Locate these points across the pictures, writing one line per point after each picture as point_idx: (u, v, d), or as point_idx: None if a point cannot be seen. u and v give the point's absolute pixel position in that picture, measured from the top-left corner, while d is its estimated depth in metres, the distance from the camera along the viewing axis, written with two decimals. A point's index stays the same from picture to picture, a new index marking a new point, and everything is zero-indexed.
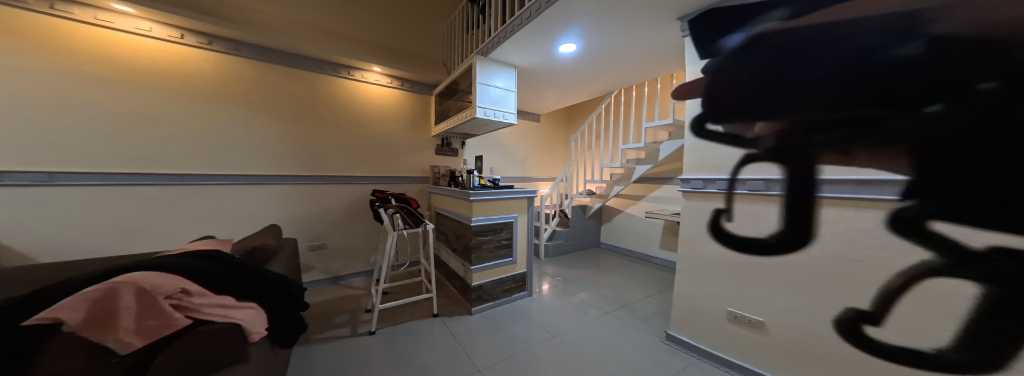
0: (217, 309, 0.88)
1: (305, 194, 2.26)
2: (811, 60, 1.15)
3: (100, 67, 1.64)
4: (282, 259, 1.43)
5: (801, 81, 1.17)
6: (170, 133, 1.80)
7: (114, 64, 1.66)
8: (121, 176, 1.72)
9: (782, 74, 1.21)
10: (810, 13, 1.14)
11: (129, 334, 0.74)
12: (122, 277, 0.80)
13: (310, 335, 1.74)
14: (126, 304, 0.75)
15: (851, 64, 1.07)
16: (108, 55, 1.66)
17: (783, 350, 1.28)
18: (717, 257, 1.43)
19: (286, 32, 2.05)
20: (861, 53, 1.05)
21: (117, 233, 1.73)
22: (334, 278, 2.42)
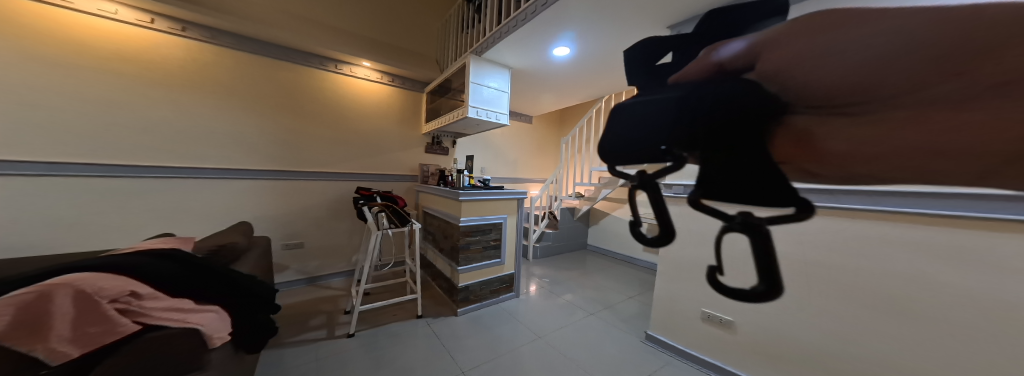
0: (171, 313, 0.81)
1: (285, 190, 2.18)
2: (696, 98, 1.04)
3: (58, 50, 1.53)
4: (249, 259, 1.36)
5: (659, 125, 1.14)
6: (135, 123, 1.70)
7: (73, 48, 1.55)
8: (76, 167, 1.60)
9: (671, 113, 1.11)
10: (767, 43, 0.90)
11: (64, 343, 0.69)
12: (57, 279, 0.73)
13: (283, 338, 1.67)
14: (60, 310, 0.69)
15: (711, 105, 0.99)
16: (68, 38, 1.55)
17: (753, 349, 1.30)
18: (692, 260, 1.43)
19: (270, 22, 1.97)
20: (730, 96, 0.96)
21: (73, 227, 1.62)
22: (311, 278, 2.34)
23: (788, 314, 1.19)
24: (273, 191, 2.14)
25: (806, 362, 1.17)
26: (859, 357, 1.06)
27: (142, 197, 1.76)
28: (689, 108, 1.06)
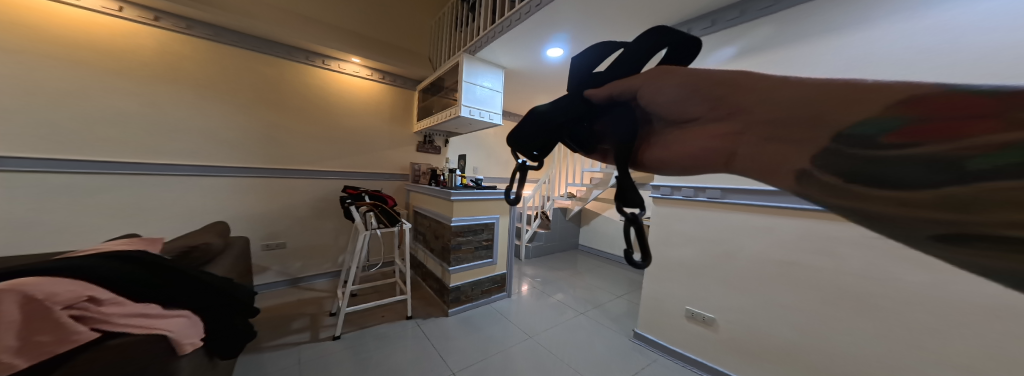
0: (134, 319, 0.78)
1: (266, 187, 2.11)
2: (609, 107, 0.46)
3: (15, 37, 1.44)
4: (222, 262, 1.29)
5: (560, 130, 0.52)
6: (99, 114, 1.61)
7: (32, 35, 1.46)
8: (38, 160, 1.52)
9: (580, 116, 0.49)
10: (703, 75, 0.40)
11: (8, 352, 0.63)
12: (9, 283, 0.69)
13: (262, 342, 1.60)
14: (8, 317, 0.65)
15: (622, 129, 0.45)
16: (25, 23, 1.46)
17: (736, 348, 1.32)
18: (680, 261, 1.45)
19: (252, 14, 1.89)
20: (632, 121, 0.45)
21: (29, 225, 1.52)
22: (293, 279, 2.27)
23: (772, 315, 1.21)
24: (253, 189, 2.07)
25: (788, 360, 1.19)
26: (840, 354, 1.08)
27: (109, 193, 1.67)
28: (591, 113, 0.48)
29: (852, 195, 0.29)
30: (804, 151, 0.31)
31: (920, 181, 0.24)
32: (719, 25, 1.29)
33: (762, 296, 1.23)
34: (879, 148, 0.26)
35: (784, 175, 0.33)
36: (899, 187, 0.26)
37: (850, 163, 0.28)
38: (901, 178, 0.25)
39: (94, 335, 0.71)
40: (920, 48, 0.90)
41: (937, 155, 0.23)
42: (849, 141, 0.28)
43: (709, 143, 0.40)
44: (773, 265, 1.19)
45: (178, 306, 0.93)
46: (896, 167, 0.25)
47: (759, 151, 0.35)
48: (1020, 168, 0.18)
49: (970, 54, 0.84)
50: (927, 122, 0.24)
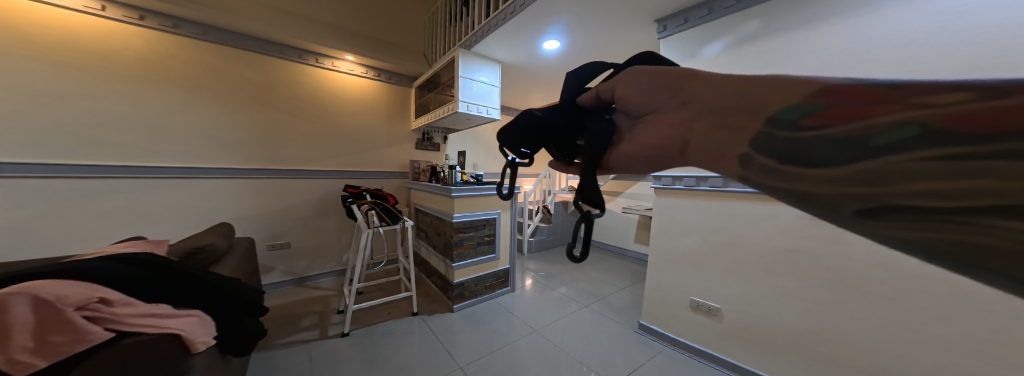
0: (147, 319, 0.78)
1: (265, 189, 2.10)
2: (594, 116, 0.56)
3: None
4: (228, 262, 1.31)
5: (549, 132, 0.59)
6: (89, 118, 1.58)
7: (14, 37, 1.44)
8: (35, 167, 1.51)
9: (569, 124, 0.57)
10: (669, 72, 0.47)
11: (26, 353, 0.65)
12: (17, 286, 0.68)
13: (272, 340, 1.62)
14: (20, 319, 0.65)
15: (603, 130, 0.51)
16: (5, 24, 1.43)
17: (739, 335, 1.33)
18: (682, 251, 1.45)
19: (240, 11, 1.85)
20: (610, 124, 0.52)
21: (29, 231, 1.52)
22: (298, 279, 2.28)
23: (775, 301, 1.21)
24: (252, 190, 2.06)
25: (790, 346, 1.20)
26: (842, 339, 1.09)
27: (107, 198, 1.65)
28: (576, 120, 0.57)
29: (792, 178, 0.33)
30: (745, 133, 0.37)
31: (839, 160, 0.30)
32: (716, 13, 1.26)
33: (763, 282, 1.23)
34: (804, 130, 0.32)
35: (730, 161, 0.38)
36: (825, 167, 0.31)
37: (781, 143, 0.34)
38: (823, 157, 0.31)
39: (108, 334, 0.72)
40: (922, 32, 0.87)
41: (846, 134, 0.29)
42: (780, 125, 0.34)
43: (670, 130, 0.46)
44: (774, 251, 1.20)
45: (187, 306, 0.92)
46: (818, 147, 0.31)
47: (712, 136, 0.41)
48: (921, 141, 0.25)
49: (975, 37, 0.81)
50: (834, 110, 0.31)
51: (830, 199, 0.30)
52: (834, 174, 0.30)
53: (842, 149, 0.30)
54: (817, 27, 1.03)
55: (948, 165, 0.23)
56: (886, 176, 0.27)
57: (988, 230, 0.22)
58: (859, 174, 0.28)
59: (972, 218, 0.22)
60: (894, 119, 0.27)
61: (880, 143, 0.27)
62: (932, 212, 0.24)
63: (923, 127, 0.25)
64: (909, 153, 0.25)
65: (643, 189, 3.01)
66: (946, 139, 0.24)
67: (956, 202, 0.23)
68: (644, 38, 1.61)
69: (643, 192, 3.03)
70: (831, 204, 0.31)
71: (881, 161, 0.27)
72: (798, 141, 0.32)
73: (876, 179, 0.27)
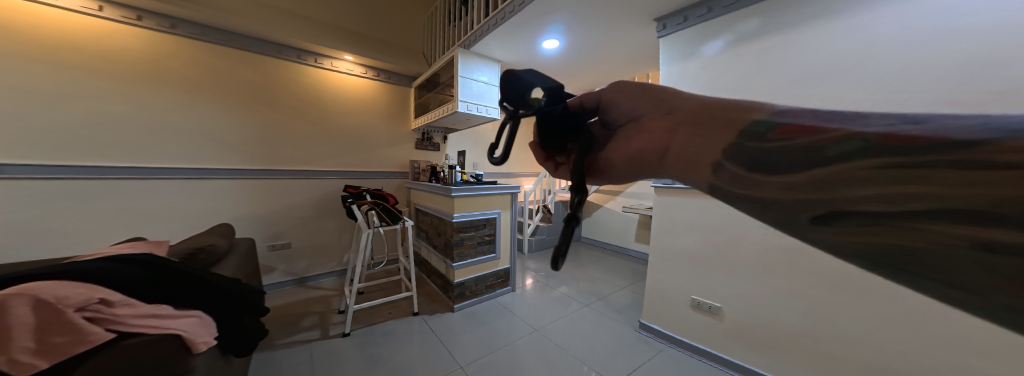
0: (147, 320, 0.77)
1: (264, 189, 2.09)
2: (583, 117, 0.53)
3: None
4: (228, 262, 1.31)
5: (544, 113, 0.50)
6: (87, 118, 1.58)
7: (9, 37, 1.43)
8: (35, 168, 1.51)
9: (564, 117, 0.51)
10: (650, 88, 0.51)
11: (27, 353, 0.65)
12: (16, 287, 0.68)
13: (274, 340, 1.62)
14: (20, 320, 0.65)
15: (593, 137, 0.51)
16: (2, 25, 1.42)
17: (740, 334, 1.33)
18: (683, 250, 1.45)
19: (238, 11, 1.85)
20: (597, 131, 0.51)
21: (28, 232, 1.51)
22: (299, 279, 2.27)
23: (776, 299, 1.21)
24: (251, 191, 2.05)
25: (791, 344, 1.20)
26: (842, 337, 1.09)
27: (106, 198, 1.65)
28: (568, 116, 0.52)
29: (757, 185, 0.37)
30: (719, 142, 0.41)
31: (799, 166, 0.34)
32: (715, 11, 1.25)
33: (764, 280, 1.23)
34: (768, 141, 0.37)
35: (703, 168, 0.42)
36: (784, 175, 0.35)
37: (749, 151, 0.38)
38: (783, 165, 0.35)
39: (109, 335, 0.72)
40: (923, 29, 0.86)
41: (806, 145, 0.34)
42: (749, 136, 0.39)
43: (652, 138, 0.49)
44: (774, 250, 1.19)
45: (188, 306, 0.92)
46: (777, 156, 0.36)
47: (689, 142, 0.45)
48: (862, 156, 0.30)
49: (975, 34, 0.80)
50: (788, 128, 0.37)
51: (789, 206, 0.35)
52: (793, 181, 0.35)
53: (799, 159, 0.34)
54: (817, 26, 1.03)
55: (890, 173, 0.28)
56: (836, 184, 0.31)
57: (926, 232, 0.26)
58: (815, 183, 0.33)
59: (910, 222, 0.27)
60: (837, 137, 0.33)
61: (831, 153, 0.32)
62: (881, 218, 0.28)
63: (865, 142, 0.31)
64: (856, 162, 0.30)
65: (643, 188, 3.01)
66: (877, 151, 0.30)
67: (898, 206, 0.27)
68: (644, 37, 1.61)
69: (643, 191, 3.03)
70: (787, 212, 0.35)
71: (834, 170, 0.31)
72: (764, 150, 0.37)
73: (824, 187, 0.32)
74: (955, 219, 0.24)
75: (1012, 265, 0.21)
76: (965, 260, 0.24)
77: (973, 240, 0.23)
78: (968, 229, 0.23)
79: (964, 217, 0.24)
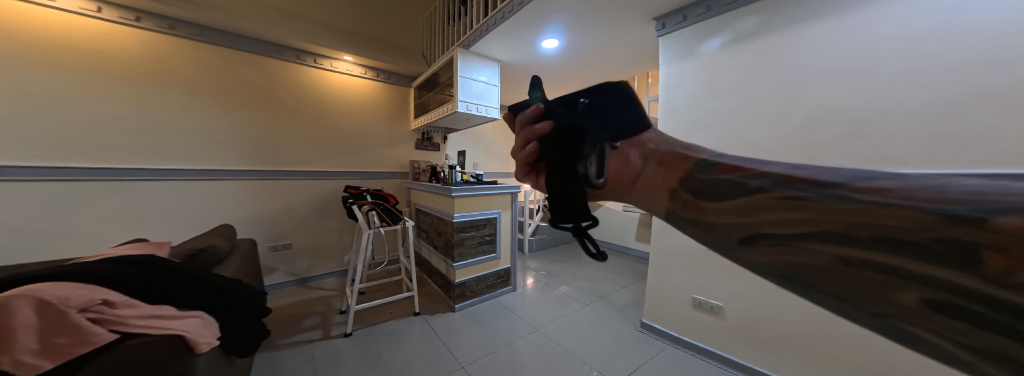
0: (149, 320, 0.77)
1: (264, 190, 2.09)
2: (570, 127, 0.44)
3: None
4: (230, 262, 1.31)
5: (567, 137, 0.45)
6: (87, 120, 1.58)
7: (7, 38, 1.43)
8: (37, 170, 1.52)
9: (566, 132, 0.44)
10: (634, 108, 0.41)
11: (31, 354, 0.65)
12: (18, 289, 0.69)
13: (276, 340, 1.63)
14: (25, 321, 0.65)
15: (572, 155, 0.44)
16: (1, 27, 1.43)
17: (740, 334, 1.32)
18: (683, 249, 1.38)
19: (236, 11, 1.85)
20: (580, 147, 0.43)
21: (31, 233, 1.52)
22: (300, 279, 2.28)
23: (777, 298, 1.21)
24: (250, 192, 2.04)
25: (793, 345, 1.19)
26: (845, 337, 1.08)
27: (107, 199, 1.65)
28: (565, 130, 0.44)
29: (698, 209, 0.34)
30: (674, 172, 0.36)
31: (724, 196, 0.31)
32: (715, 10, 1.14)
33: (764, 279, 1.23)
34: (710, 173, 0.33)
35: (660, 197, 0.38)
36: (715, 201, 0.32)
37: (698, 183, 0.34)
38: (717, 193, 0.32)
39: (113, 335, 0.72)
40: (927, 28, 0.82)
41: (737, 179, 0.31)
42: (698, 168, 0.35)
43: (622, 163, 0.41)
44: None
45: (190, 306, 0.92)
46: (715, 186, 0.32)
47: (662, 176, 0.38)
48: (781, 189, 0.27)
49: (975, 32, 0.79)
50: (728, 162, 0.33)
51: (715, 228, 0.33)
52: (719, 209, 0.32)
53: (731, 190, 0.31)
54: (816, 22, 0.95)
55: (787, 203, 0.27)
56: (753, 209, 0.29)
57: (813, 254, 0.25)
58: (738, 208, 0.30)
59: (805, 244, 0.25)
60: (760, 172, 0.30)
61: (745, 182, 0.30)
62: (782, 239, 0.27)
63: (770, 180, 0.28)
64: (770, 194, 0.28)
65: None
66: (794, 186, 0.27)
67: (791, 229, 0.26)
68: (644, 35, 1.58)
69: None
70: (717, 232, 0.33)
71: (751, 197, 0.29)
72: (704, 182, 0.34)
73: (748, 211, 0.30)
74: (840, 243, 0.23)
75: (882, 281, 0.22)
76: (841, 278, 0.24)
77: (848, 260, 0.23)
78: (850, 250, 0.23)
79: (839, 239, 0.23)
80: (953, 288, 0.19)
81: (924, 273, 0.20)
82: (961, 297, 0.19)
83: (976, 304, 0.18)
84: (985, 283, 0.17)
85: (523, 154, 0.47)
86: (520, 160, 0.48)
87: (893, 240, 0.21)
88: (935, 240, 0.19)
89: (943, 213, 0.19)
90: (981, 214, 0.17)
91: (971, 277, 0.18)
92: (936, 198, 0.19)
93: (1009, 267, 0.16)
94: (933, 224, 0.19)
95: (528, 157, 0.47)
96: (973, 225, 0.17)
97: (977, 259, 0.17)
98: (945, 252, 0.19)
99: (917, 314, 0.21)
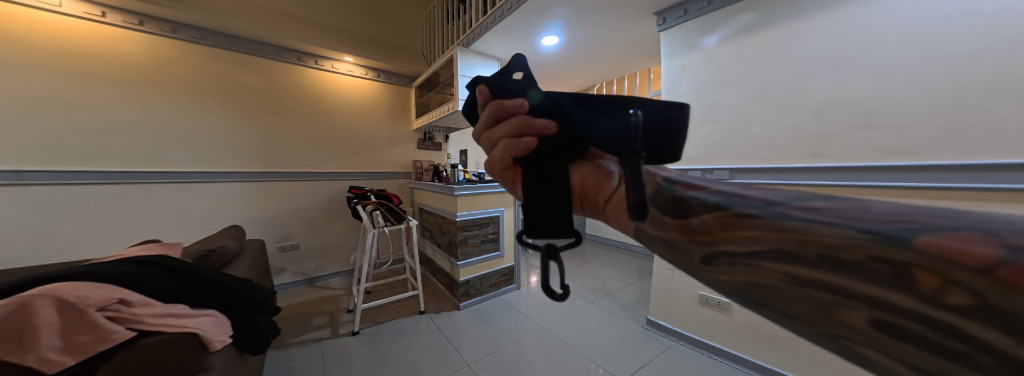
0: (165, 319, 0.79)
1: (271, 191, 2.11)
2: (567, 139, 0.33)
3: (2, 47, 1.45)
4: (240, 263, 1.33)
5: (563, 154, 0.33)
6: (98, 126, 1.61)
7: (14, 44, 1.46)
8: (47, 175, 1.54)
9: (560, 146, 0.33)
10: (665, 131, 0.30)
11: (54, 351, 0.67)
12: (38, 289, 0.70)
13: (287, 339, 1.65)
14: (46, 319, 0.67)
15: (559, 173, 0.33)
16: (8, 33, 1.45)
17: (747, 329, 1.32)
18: None
19: (239, 15, 1.86)
20: (580, 171, 0.34)
21: (45, 237, 1.55)
22: (309, 279, 2.31)
23: None
24: (258, 194, 2.07)
25: None
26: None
27: (117, 203, 1.68)
28: (564, 143, 0.33)
29: (662, 225, 0.28)
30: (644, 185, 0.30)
31: (688, 211, 0.26)
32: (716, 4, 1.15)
33: None
34: (673, 189, 0.28)
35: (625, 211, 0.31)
36: (679, 217, 0.27)
37: (667, 198, 0.28)
38: (683, 207, 0.27)
39: (130, 333, 0.73)
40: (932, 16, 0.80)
41: (697, 197, 0.27)
42: (665, 184, 0.29)
43: (597, 180, 0.34)
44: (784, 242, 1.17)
45: (203, 306, 0.93)
46: (682, 205, 0.27)
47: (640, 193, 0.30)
48: (731, 206, 0.25)
49: None
50: (687, 181, 0.29)
51: (679, 245, 0.26)
52: (683, 224, 0.26)
53: (694, 205, 0.26)
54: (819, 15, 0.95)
55: (741, 221, 0.23)
56: (710, 226, 0.25)
57: (764, 273, 0.22)
58: (701, 226, 0.25)
59: (759, 262, 0.22)
60: (718, 190, 0.26)
61: (702, 200, 0.26)
62: (741, 257, 0.23)
63: (725, 197, 0.25)
64: (732, 210, 0.24)
65: None
66: (741, 205, 0.24)
67: (745, 247, 0.23)
68: (646, 29, 1.53)
69: None
70: (680, 251, 0.26)
71: (712, 215, 0.25)
72: (676, 198, 0.27)
73: (709, 229, 0.25)
74: (791, 261, 0.20)
75: (826, 301, 0.18)
76: (792, 298, 0.20)
77: (800, 280, 0.20)
78: (799, 269, 0.20)
79: (787, 257, 0.20)
80: (896, 309, 0.15)
81: (864, 292, 0.17)
82: (903, 317, 0.15)
83: (918, 325, 0.15)
84: (922, 304, 0.15)
85: (514, 142, 0.34)
86: (505, 151, 0.35)
87: (834, 259, 0.18)
88: (871, 258, 0.17)
89: (871, 230, 0.18)
90: (903, 233, 0.17)
91: (908, 296, 0.15)
92: (860, 215, 0.19)
93: (935, 287, 0.14)
94: (861, 244, 0.17)
95: (516, 149, 0.34)
96: (896, 245, 0.16)
97: (907, 280, 0.15)
98: (884, 272, 0.16)
99: (866, 340, 0.17)
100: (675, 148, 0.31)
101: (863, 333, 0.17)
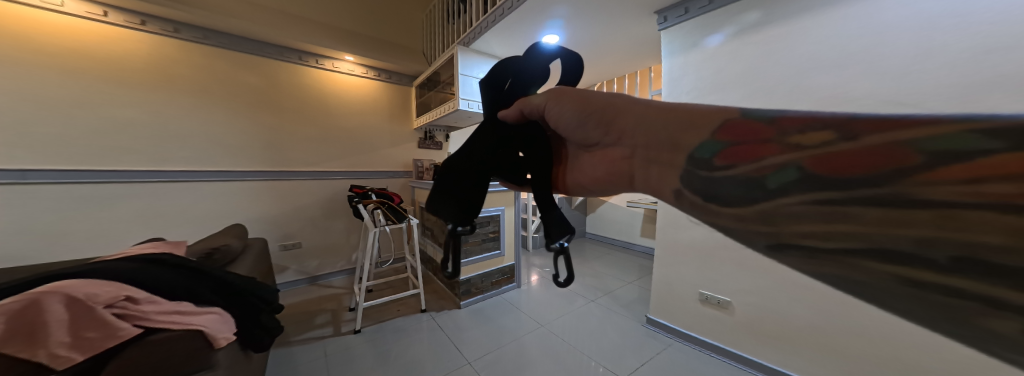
0: (170, 316, 0.79)
1: (272, 191, 2.12)
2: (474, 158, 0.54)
3: (4, 46, 1.45)
4: (244, 261, 1.34)
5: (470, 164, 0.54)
6: (105, 125, 1.63)
7: (20, 45, 1.47)
8: (53, 174, 1.55)
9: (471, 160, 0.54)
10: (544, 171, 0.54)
11: (63, 347, 0.68)
12: (45, 286, 0.71)
13: (289, 337, 1.66)
14: (56, 315, 0.68)
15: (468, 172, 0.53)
16: (12, 34, 1.46)
17: (747, 327, 1.32)
18: (690, 244, 1.41)
19: (237, 13, 1.85)
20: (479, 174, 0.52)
21: (53, 235, 1.57)
22: (311, 278, 2.32)
23: (784, 292, 1.19)
24: (260, 193, 2.07)
25: (807, 338, 1.17)
26: (863, 330, 1.05)
27: (122, 202, 1.70)
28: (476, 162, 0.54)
29: (712, 213, 0.32)
30: (673, 171, 0.36)
31: (739, 200, 0.29)
32: (716, 2, 1.16)
33: (765, 273, 1.22)
34: (715, 169, 0.31)
35: (667, 194, 0.38)
36: (732, 206, 0.30)
37: (704, 183, 0.32)
38: (731, 196, 0.30)
39: (137, 330, 0.74)
40: (936, 15, 0.79)
41: (749, 174, 0.29)
42: (698, 163, 0.33)
43: (615, 164, 0.47)
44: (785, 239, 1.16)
45: (207, 302, 0.92)
46: (728, 188, 0.30)
47: (648, 172, 0.41)
48: (798, 184, 0.25)
49: None
50: (737, 147, 0.31)
51: (735, 233, 0.29)
52: (736, 214, 0.29)
53: (743, 191, 0.29)
54: (817, 14, 0.96)
55: (824, 209, 0.24)
56: (780, 215, 0.26)
57: (860, 269, 0.22)
58: (759, 215, 0.28)
59: (848, 258, 0.22)
60: (781, 159, 0.28)
61: (758, 182, 0.28)
62: (820, 252, 0.24)
63: (800, 171, 0.26)
64: (792, 196, 0.26)
65: None
66: (819, 181, 0.25)
67: (833, 242, 0.23)
68: (647, 28, 1.51)
69: None
70: (740, 237, 0.29)
71: (771, 202, 0.27)
72: (712, 181, 0.31)
73: (772, 219, 0.27)
74: (903, 262, 0.20)
75: (965, 308, 0.18)
76: (901, 297, 0.21)
77: (914, 282, 0.20)
78: (913, 271, 0.20)
79: (896, 257, 0.20)
80: None
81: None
82: None
83: None
84: None
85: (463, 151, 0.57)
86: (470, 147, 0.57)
87: (978, 262, 0.17)
88: None
89: None
90: None
91: None
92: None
93: None
94: None
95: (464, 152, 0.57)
96: None
97: None
98: None
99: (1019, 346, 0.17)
100: (687, 133, 0.37)
101: (1013, 341, 0.17)
